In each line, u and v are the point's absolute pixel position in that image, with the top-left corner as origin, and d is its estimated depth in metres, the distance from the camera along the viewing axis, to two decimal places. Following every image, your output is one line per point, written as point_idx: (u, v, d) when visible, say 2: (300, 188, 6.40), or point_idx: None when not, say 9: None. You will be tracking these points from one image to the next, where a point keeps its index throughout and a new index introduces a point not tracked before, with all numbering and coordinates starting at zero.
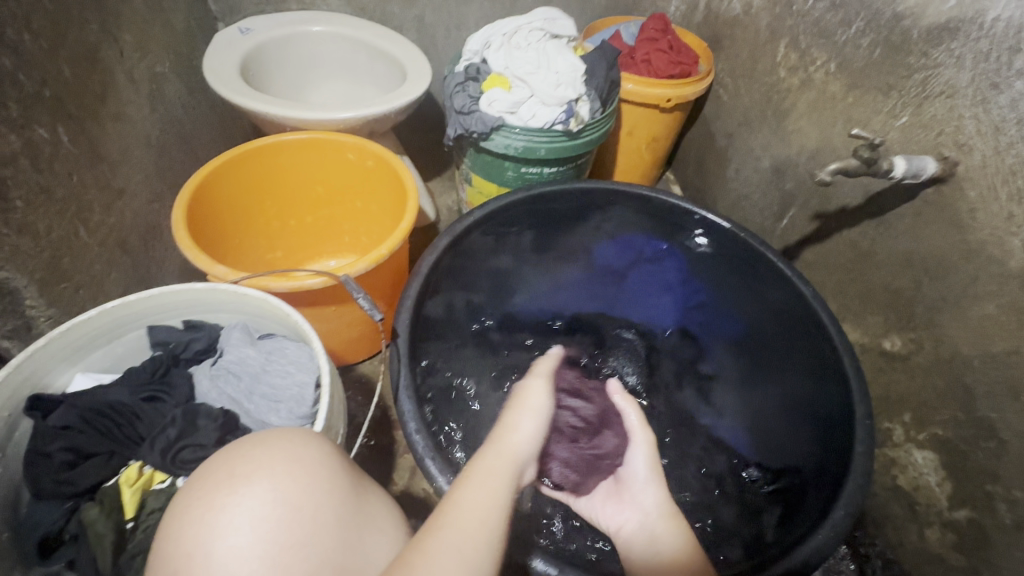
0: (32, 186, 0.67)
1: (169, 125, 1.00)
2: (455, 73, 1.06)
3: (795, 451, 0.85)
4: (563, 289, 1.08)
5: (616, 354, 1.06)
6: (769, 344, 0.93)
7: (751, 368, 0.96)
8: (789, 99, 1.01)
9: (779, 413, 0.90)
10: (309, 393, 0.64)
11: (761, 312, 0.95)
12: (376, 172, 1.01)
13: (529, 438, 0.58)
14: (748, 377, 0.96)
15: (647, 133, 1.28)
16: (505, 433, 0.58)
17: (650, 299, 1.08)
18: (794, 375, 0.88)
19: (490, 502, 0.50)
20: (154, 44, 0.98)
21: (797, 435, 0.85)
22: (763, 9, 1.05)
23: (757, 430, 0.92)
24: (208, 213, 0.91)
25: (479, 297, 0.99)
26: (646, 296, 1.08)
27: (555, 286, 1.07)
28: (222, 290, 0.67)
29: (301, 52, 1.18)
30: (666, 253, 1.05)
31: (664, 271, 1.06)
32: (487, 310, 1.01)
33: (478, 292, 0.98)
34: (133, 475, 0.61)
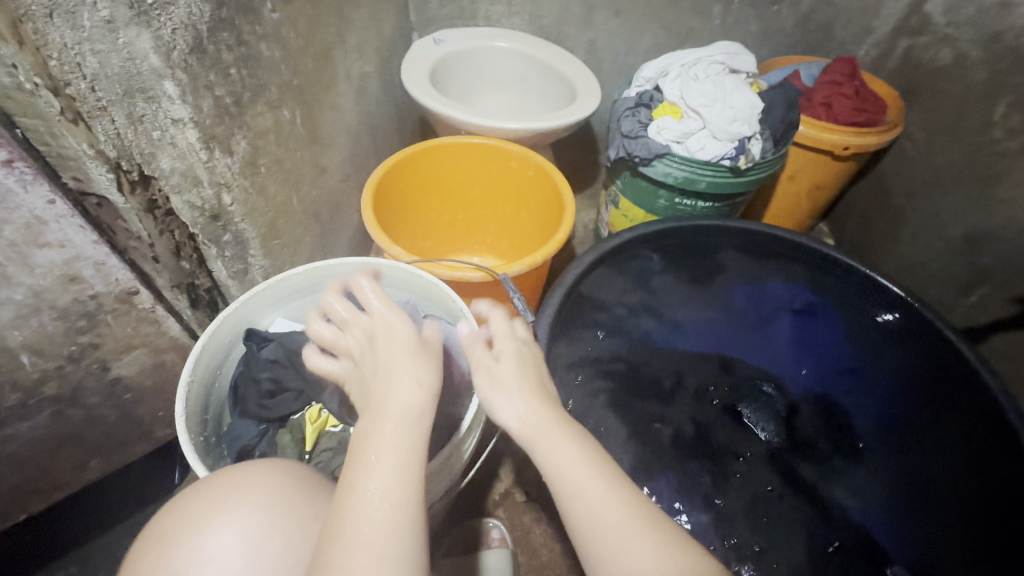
0: (273, 157, 0.80)
1: (366, 117, 1.14)
2: (626, 97, 1.08)
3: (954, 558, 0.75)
4: (695, 324, 1.00)
5: (758, 407, 0.93)
6: (935, 435, 0.84)
7: (913, 455, 0.84)
8: (1004, 164, 0.90)
9: (939, 513, 0.79)
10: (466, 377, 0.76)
11: (928, 399, 0.86)
12: (534, 181, 1.06)
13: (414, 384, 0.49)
14: (905, 464, 0.84)
15: (812, 179, 1.21)
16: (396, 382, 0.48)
17: (793, 352, 0.97)
18: (962, 474, 0.79)
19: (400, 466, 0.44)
20: (368, 47, 1.12)
21: (955, 540, 0.76)
22: (983, 63, 0.95)
23: (911, 529, 0.80)
24: (387, 200, 1.02)
25: (614, 312, 0.96)
26: (792, 350, 0.97)
27: (687, 318, 1.00)
28: (401, 268, 0.75)
29: (480, 65, 1.29)
30: (819, 309, 0.98)
31: (814, 327, 0.98)
32: (619, 329, 0.96)
33: (614, 309, 0.96)
34: (314, 414, 0.72)
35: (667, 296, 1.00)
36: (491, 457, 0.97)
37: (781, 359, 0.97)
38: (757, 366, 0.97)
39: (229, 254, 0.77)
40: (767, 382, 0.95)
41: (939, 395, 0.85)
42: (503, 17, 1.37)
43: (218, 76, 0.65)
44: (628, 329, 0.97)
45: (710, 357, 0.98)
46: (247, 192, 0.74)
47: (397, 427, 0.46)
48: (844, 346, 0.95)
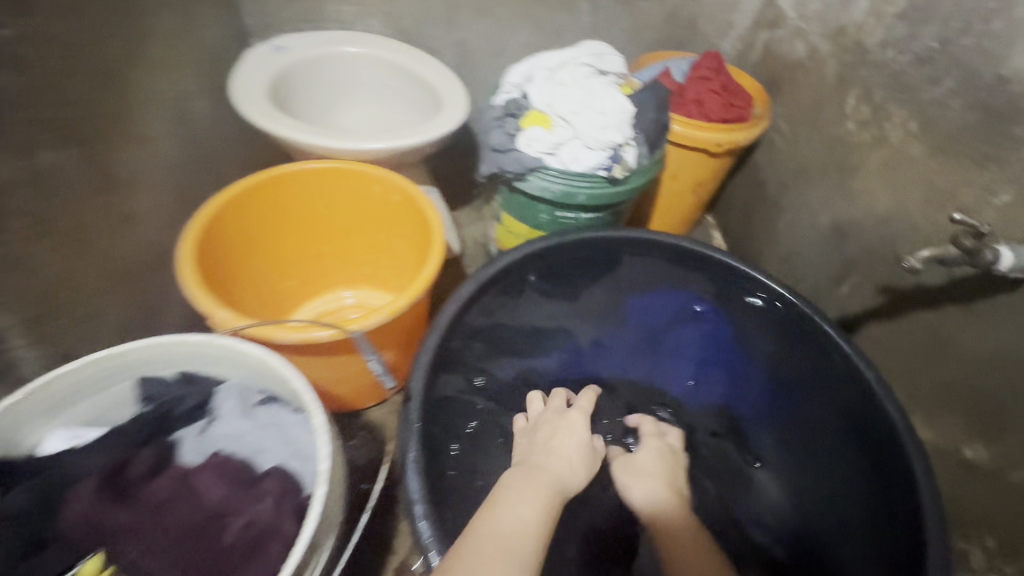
0: (31, 215, 0.62)
1: (191, 145, 0.95)
2: (493, 106, 0.99)
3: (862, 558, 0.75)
4: (594, 353, 0.98)
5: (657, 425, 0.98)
6: (829, 433, 0.84)
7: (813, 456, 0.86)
8: (858, 156, 0.91)
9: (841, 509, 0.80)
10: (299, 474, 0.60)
11: (821, 399, 0.85)
12: (402, 208, 0.94)
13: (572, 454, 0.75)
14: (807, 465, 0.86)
15: (692, 177, 1.19)
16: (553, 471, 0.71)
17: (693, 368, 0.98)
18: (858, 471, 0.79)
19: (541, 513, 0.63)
20: (185, 61, 0.94)
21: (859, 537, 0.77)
22: (833, 56, 0.97)
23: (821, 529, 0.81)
24: (219, 245, 0.85)
25: (504, 348, 0.91)
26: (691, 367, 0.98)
27: (586, 348, 0.97)
28: (222, 344, 0.60)
29: (333, 74, 1.14)
30: (707, 316, 0.96)
31: (708, 332, 0.96)
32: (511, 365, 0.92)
33: (503, 345, 0.91)
34: (92, 568, 0.54)
35: (562, 321, 0.96)
36: None
37: (676, 374, 0.99)
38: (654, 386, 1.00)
39: None
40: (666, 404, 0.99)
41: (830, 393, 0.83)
42: (357, 18, 1.22)
43: None
44: (516, 364, 0.93)
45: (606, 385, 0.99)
46: None
47: (512, 524, 0.60)
48: (733, 352, 0.96)
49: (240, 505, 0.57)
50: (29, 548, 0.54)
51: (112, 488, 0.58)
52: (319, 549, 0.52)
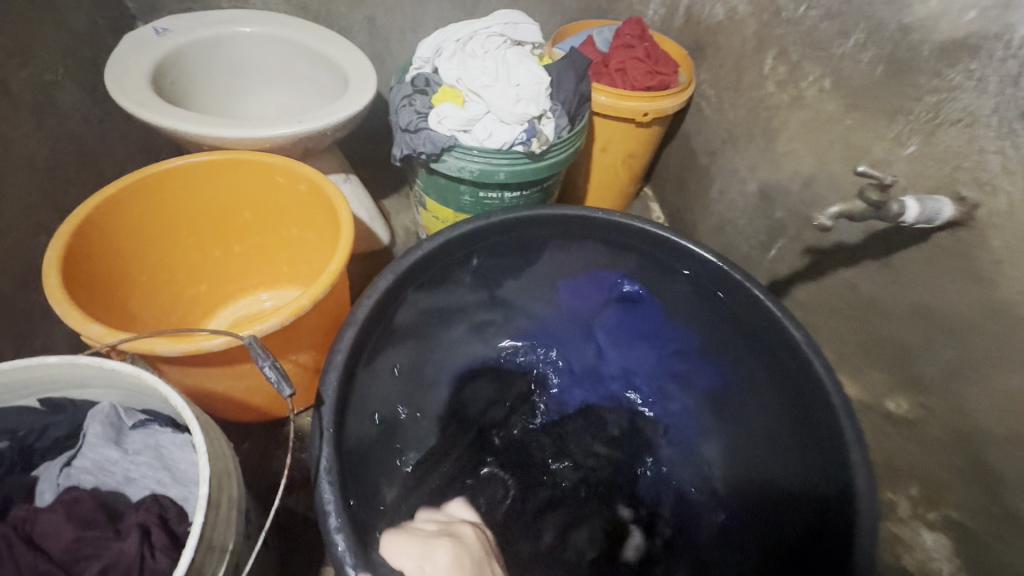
0: None
1: (63, 144, 0.85)
2: (402, 84, 0.93)
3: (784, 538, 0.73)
4: (521, 354, 0.93)
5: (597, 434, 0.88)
6: (760, 410, 0.82)
7: (731, 441, 0.84)
8: (778, 117, 0.90)
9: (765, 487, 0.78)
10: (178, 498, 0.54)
11: (761, 373, 0.83)
12: (309, 197, 0.86)
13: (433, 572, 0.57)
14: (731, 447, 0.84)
15: (623, 149, 1.16)
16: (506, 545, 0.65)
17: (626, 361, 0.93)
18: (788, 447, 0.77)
19: None
20: (42, 49, 0.83)
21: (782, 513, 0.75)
22: (749, 15, 0.94)
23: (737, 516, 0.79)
24: (97, 252, 0.76)
25: (415, 356, 0.84)
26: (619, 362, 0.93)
27: (510, 349, 0.93)
28: (80, 365, 0.53)
29: (229, 57, 1.04)
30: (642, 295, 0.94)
31: (641, 314, 0.94)
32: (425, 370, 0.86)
33: (415, 354, 0.84)
34: None
35: (490, 315, 0.93)
36: (310, 541, 0.79)
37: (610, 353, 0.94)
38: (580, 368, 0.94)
39: None
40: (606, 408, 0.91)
41: (765, 365, 0.82)
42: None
43: None
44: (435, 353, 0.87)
45: (536, 386, 0.92)
46: None
47: None
48: (671, 328, 0.92)
49: (97, 546, 0.49)
50: None
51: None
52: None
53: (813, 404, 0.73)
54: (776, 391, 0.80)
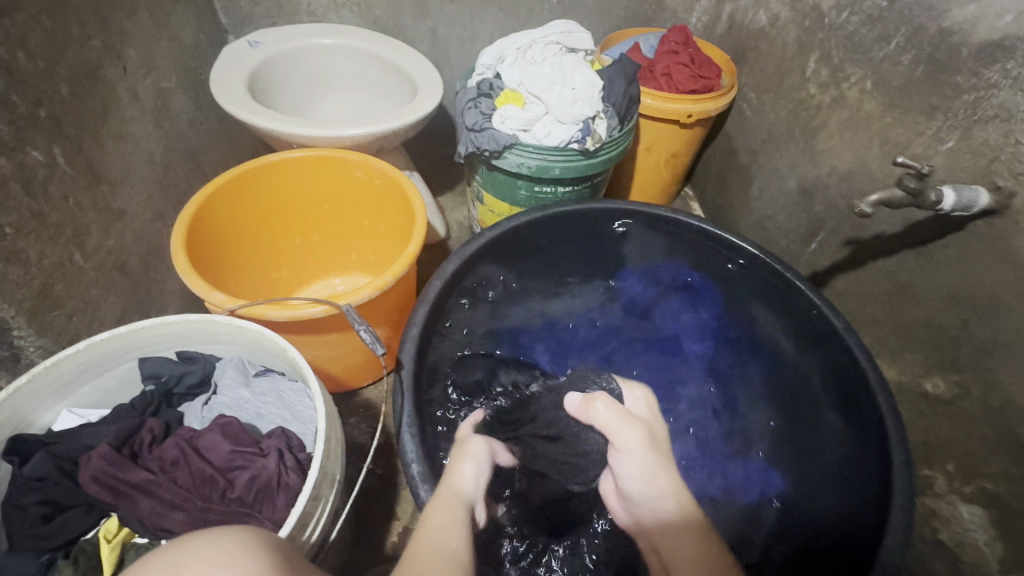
0: (24, 211, 0.65)
1: (175, 141, 0.98)
2: (467, 88, 1.02)
3: (822, 521, 0.75)
4: (576, 342, 0.96)
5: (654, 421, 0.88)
6: (802, 406, 0.86)
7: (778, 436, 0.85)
8: (819, 117, 0.95)
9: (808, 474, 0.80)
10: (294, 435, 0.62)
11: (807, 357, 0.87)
12: (384, 191, 0.96)
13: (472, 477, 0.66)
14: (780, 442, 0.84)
15: (667, 149, 1.23)
16: (450, 477, 0.65)
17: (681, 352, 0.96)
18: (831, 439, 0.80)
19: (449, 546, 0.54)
20: (160, 59, 0.96)
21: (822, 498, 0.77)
22: (792, 21, 0.99)
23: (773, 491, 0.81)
24: (208, 236, 0.88)
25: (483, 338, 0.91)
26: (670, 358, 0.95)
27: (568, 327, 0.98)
28: (217, 322, 0.64)
29: (309, 66, 1.15)
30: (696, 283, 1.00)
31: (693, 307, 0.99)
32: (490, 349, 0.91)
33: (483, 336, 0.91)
34: (111, 529, 0.55)
35: (548, 306, 0.98)
36: (383, 497, 0.88)
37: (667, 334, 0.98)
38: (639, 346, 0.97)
39: None
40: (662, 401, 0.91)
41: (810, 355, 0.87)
42: (329, 11, 1.25)
43: None
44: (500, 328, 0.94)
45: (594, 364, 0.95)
46: None
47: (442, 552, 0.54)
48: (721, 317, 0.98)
49: (245, 460, 0.58)
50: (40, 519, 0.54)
51: (121, 451, 0.57)
52: (322, 499, 0.56)
53: (850, 386, 0.79)
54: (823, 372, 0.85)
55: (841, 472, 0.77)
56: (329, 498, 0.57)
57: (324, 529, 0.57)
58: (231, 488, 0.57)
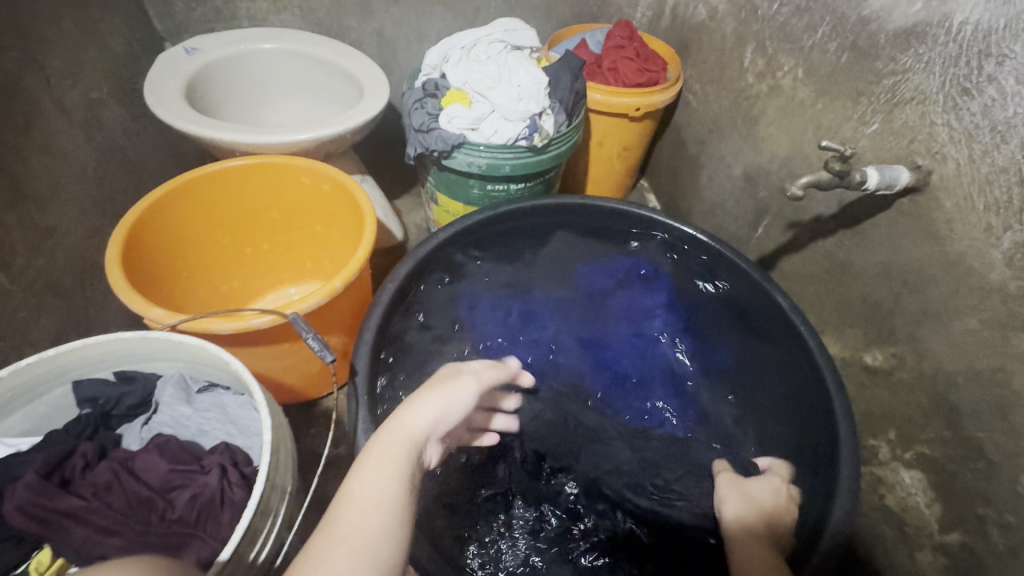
0: None
1: (110, 153, 0.94)
2: (414, 89, 1.01)
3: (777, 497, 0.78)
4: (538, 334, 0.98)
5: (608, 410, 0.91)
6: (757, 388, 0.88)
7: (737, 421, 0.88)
8: (758, 106, 0.98)
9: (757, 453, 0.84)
10: (240, 451, 0.60)
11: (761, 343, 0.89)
12: (332, 195, 0.95)
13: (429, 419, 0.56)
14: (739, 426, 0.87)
15: (618, 142, 1.24)
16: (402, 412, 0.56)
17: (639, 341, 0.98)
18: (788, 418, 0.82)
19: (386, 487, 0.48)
20: (88, 69, 0.92)
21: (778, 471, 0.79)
22: (729, 14, 1.02)
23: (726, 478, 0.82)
24: (149, 252, 0.84)
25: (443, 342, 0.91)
26: (635, 348, 0.97)
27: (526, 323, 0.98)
28: (153, 338, 0.62)
29: (251, 71, 1.13)
30: (654, 274, 1.00)
31: (650, 295, 1.00)
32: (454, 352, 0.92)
33: (440, 339, 0.92)
34: (43, 561, 0.52)
35: (509, 302, 0.99)
36: None
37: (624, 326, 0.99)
38: (597, 337, 0.98)
39: None
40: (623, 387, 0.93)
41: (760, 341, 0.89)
42: (270, 14, 1.22)
43: None
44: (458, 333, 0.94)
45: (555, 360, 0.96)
46: None
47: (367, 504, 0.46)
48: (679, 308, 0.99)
49: (186, 478, 0.56)
50: None
51: (49, 479, 0.54)
52: (271, 513, 0.54)
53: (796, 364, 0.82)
54: (778, 356, 0.86)
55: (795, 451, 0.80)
56: (277, 515, 0.56)
57: (273, 548, 0.55)
58: (171, 509, 0.55)
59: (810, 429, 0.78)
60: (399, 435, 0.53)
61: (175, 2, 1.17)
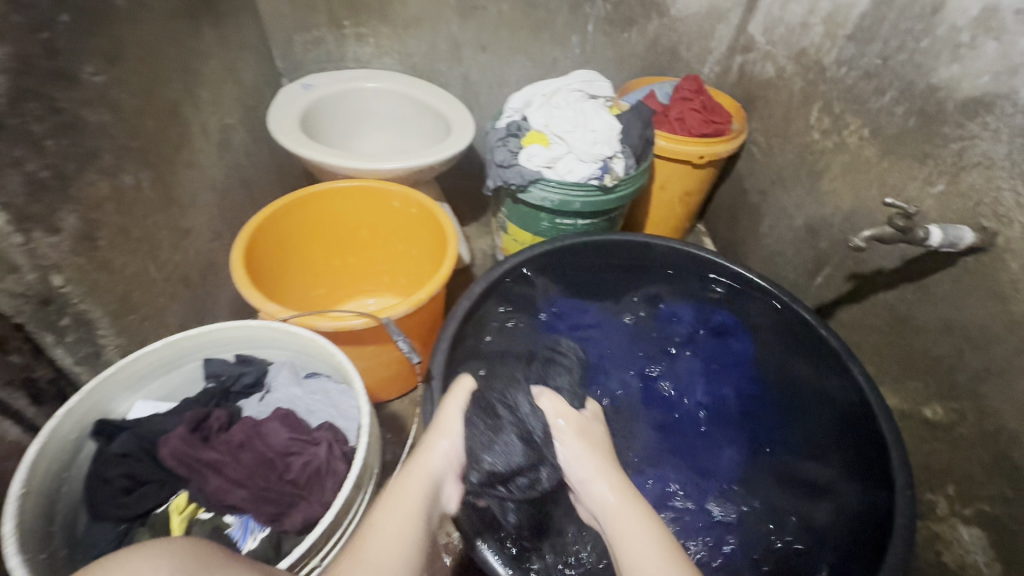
0: (117, 227, 0.74)
1: (235, 169, 1.09)
2: (497, 129, 1.12)
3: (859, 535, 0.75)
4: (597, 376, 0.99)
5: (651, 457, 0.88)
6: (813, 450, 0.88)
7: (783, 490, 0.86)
8: (822, 160, 1.02)
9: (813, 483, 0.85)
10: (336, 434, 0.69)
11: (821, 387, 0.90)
12: (419, 218, 1.06)
13: (444, 455, 0.64)
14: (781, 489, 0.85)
15: (680, 187, 1.31)
16: (431, 447, 0.64)
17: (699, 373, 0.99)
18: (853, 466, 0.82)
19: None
20: (227, 99, 1.08)
21: (818, 528, 0.80)
22: (797, 74, 1.08)
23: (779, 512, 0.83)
24: (261, 258, 0.97)
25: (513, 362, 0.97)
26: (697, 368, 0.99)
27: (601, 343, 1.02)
28: (272, 328, 0.72)
29: (355, 105, 1.28)
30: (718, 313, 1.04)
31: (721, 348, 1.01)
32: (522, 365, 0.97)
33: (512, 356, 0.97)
34: (181, 503, 0.63)
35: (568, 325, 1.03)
36: None
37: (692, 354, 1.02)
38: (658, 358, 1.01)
39: (71, 339, 0.70)
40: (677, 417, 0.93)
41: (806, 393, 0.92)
42: (373, 57, 1.39)
43: (29, 150, 0.60)
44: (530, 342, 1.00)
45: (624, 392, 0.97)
46: (86, 269, 0.68)
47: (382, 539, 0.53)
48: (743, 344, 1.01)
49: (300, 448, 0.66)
50: (121, 491, 0.61)
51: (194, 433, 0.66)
52: (361, 489, 0.62)
53: (858, 421, 0.83)
54: (841, 396, 0.87)
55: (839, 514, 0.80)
56: (367, 494, 0.65)
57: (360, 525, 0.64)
58: (287, 471, 0.65)
59: (866, 469, 0.80)
60: (419, 477, 0.60)
61: (296, 44, 1.35)
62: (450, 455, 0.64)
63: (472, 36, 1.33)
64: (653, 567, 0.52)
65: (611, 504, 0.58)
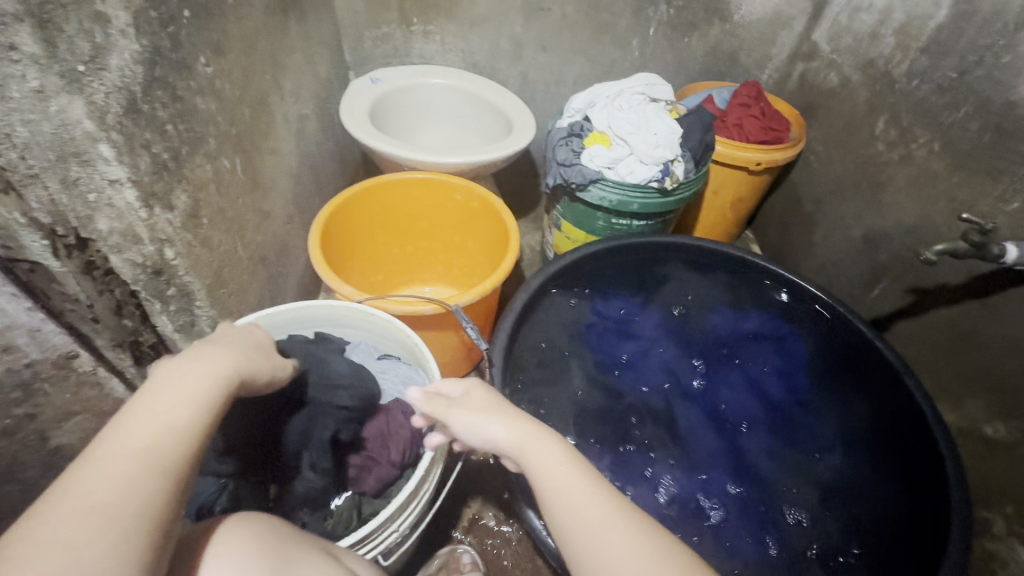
0: (216, 207, 0.80)
1: (308, 157, 1.15)
2: (559, 129, 1.15)
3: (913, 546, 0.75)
4: (644, 373, 0.99)
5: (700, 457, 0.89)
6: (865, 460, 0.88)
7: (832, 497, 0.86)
8: (886, 172, 1.02)
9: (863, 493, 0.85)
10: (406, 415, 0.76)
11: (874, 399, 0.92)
12: (480, 212, 1.09)
13: (210, 376, 0.46)
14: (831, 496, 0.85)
15: (733, 193, 1.31)
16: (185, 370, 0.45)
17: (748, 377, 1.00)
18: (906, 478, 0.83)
19: (95, 534, 0.33)
20: (304, 90, 1.14)
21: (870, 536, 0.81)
22: (863, 85, 1.07)
23: (828, 519, 0.83)
24: (331, 243, 1.02)
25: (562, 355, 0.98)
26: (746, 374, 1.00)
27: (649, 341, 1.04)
28: (354, 308, 0.78)
29: (419, 101, 1.33)
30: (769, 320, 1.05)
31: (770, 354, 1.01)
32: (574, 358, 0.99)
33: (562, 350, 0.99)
34: None
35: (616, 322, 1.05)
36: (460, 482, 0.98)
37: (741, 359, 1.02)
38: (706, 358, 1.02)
39: (173, 308, 0.76)
40: (725, 419, 0.94)
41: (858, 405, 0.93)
42: (437, 54, 1.43)
43: (155, 134, 0.66)
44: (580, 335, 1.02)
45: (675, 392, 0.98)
46: (191, 244, 0.75)
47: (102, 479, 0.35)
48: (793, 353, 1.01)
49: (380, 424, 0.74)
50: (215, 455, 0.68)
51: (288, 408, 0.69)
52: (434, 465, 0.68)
53: (912, 434, 0.84)
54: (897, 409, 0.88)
55: (890, 524, 0.81)
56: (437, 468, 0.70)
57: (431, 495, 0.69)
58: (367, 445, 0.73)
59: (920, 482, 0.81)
60: (177, 394, 0.42)
61: (365, 39, 1.41)
62: (224, 375, 0.47)
63: (534, 37, 1.36)
64: (590, 508, 0.48)
65: (530, 447, 0.53)
